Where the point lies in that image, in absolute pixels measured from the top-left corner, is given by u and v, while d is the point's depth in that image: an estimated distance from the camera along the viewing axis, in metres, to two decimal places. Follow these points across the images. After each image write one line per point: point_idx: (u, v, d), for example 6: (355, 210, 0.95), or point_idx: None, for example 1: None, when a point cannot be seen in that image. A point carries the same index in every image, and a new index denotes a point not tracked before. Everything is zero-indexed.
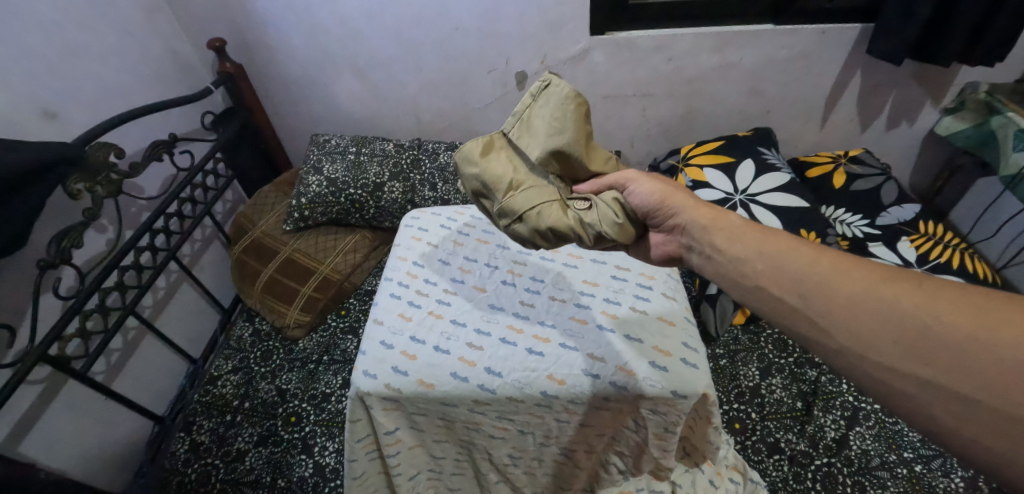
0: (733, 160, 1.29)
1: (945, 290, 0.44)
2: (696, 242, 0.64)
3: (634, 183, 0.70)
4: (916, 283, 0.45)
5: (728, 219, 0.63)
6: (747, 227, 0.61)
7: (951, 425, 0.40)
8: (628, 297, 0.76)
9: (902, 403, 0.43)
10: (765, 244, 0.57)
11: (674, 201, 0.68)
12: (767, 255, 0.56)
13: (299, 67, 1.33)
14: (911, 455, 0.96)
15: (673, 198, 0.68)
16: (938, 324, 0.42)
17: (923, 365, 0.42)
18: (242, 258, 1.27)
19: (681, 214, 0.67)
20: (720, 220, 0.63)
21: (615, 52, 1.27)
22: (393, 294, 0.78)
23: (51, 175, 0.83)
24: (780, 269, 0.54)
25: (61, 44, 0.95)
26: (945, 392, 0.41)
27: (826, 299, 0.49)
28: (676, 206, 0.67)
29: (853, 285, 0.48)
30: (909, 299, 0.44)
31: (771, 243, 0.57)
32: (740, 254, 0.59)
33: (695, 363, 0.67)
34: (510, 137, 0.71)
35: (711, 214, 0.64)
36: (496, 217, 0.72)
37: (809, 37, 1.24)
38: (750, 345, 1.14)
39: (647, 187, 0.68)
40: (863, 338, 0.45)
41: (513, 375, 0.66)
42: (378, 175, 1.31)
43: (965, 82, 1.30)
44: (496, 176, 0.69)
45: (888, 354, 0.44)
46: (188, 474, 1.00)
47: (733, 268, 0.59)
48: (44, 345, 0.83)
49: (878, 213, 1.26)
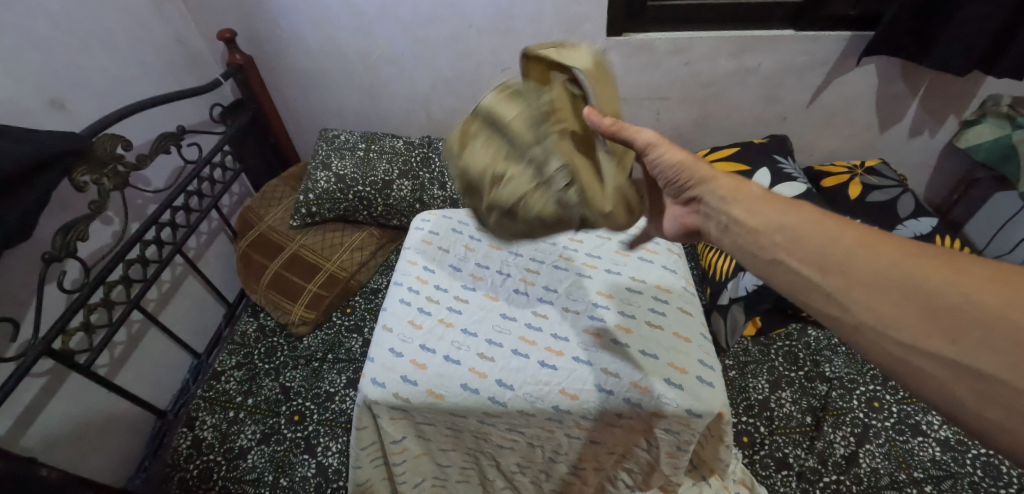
0: (748, 168, 1.27)
1: (975, 269, 0.43)
2: (715, 213, 0.63)
3: (655, 149, 0.65)
4: (945, 260, 0.44)
5: (750, 190, 0.61)
6: (768, 198, 0.59)
7: (975, 407, 0.40)
8: (643, 310, 0.74)
9: (924, 384, 0.43)
10: (787, 215, 0.56)
11: (695, 172, 0.65)
12: (788, 228, 0.54)
13: (310, 60, 1.31)
14: (922, 475, 0.94)
15: (695, 169, 0.65)
16: (968, 303, 0.41)
17: (956, 366, 0.41)
18: (248, 253, 1.24)
19: (700, 184, 0.65)
20: (741, 190, 0.62)
21: (632, 54, 1.25)
22: (402, 300, 0.76)
23: (57, 166, 0.82)
24: (802, 250, 0.52)
25: (68, 32, 0.93)
26: (969, 372, 0.40)
27: (849, 272, 0.48)
28: (696, 175, 0.65)
29: (880, 260, 0.47)
30: (938, 275, 0.43)
31: (793, 216, 0.55)
32: (758, 226, 0.57)
33: (711, 381, 0.65)
34: (489, 119, 0.64)
35: (731, 186, 0.63)
36: (483, 212, 0.68)
37: (831, 45, 1.21)
38: (760, 357, 1.13)
39: (669, 157, 0.66)
40: (889, 314, 0.45)
41: (526, 389, 0.65)
42: (386, 173, 1.29)
43: (986, 94, 1.27)
44: (478, 170, 0.64)
45: (917, 334, 0.43)
46: (189, 471, 1.00)
47: (753, 243, 0.57)
48: (47, 339, 0.82)
49: (893, 226, 1.23)
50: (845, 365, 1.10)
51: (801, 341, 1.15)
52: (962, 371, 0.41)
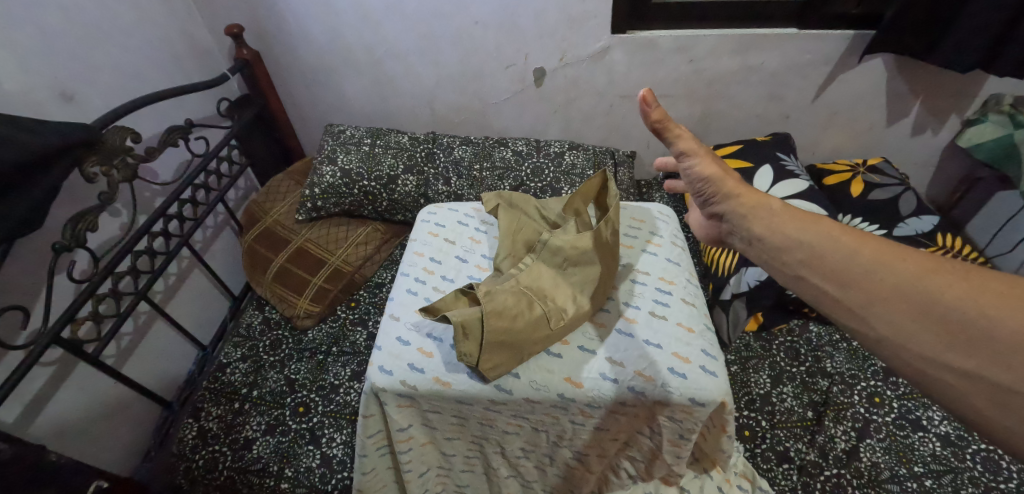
0: (751, 165, 1.28)
1: (992, 284, 0.43)
2: (735, 229, 0.61)
3: (689, 158, 0.62)
4: (962, 274, 0.45)
5: (769, 208, 0.58)
6: (788, 213, 0.57)
7: (985, 410, 0.42)
8: (647, 301, 0.75)
9: (938, 391, 0.44)
10: (807, 230, 0.54)
11: (721, 186, 0.62)
12: (808, 244, 0.53)
13: (316, 57, 1.32)
14: (922, 469, 0.94)
15: (720, 183, 0.62)
16: (983, 319, 0.42)
17: (963, 359, 0.43)
18: (254, 246, 1.26)
19: (722, 201, 0.62)
20: (760, 209, 0.59)
21: (635, 51, 1.26)
22: (409, 290, 0.77)
23: (69, 157, 0.83)
24: (822, 264, 0.51)
25: (80, 26, 0.94)
26: (989, 385, 0.41)
27: (870, 290, 0.48)
28: (720, 192, 0.62)
29: (901, 276, 0.47)
30: (956, 292, 0.44)
31: (813, 231, 0.54)
32: (780, 243, 0.56)
33: (714, 370, 0.66)
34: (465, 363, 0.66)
35: (753, 202, 0.60)
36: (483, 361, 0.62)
37: (833, 43, 1.22)
38: (762, 352, 1.14)
39: (699, 169, 0.62)
40: (902, 326, 0.46)
41: (532, 377, 0.66)
42: (392, 168, 1.30)
43: (988, 94, 1.29)
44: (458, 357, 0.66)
45: (933, 345, 0.44)
46: (196, 461, 1.01)
47: (773, 259, 0.56)
48: (57, 327, 0.83)
49: (895, 224, 1.24)
50: (846, 361, 1.11)
51: (802, 337, 1.16)
52: (979, 383, 0.42)
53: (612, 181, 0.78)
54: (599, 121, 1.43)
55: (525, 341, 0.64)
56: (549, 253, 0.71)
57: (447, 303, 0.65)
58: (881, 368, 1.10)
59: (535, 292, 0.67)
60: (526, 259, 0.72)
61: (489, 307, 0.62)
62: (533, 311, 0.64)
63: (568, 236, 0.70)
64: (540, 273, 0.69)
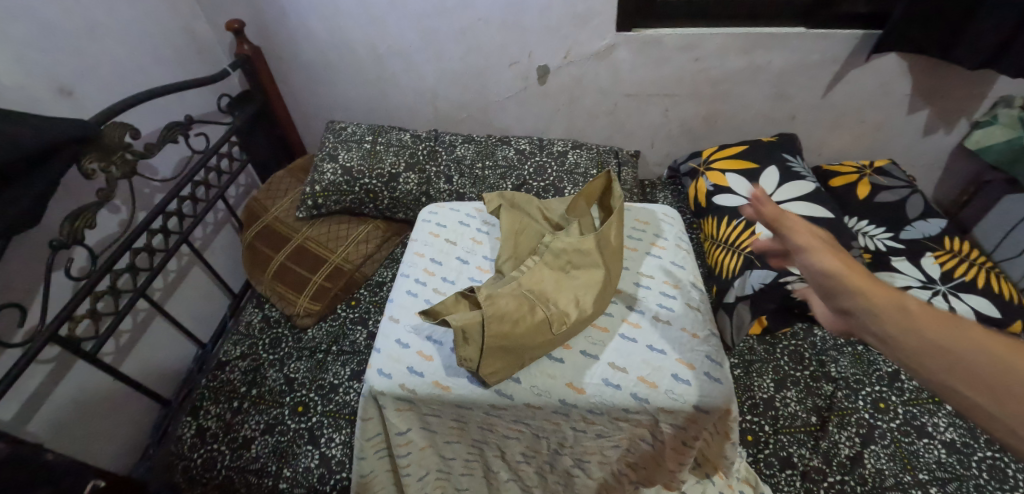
0: (757, 166, 1.26)
1: None
2: (876, 341, 0.49)
3: (806, 253, 0.56)
4: None
5: (913, 314, 0.47)
6: (938, 321, 0.46)
7: None
8: (651, 305, 0.74)
9: None
10: (968, 342, 0.44)
11: (847, 286, 0.52)
12: (975, 363, 0.42)
13: (318, 53, 1.31)
14: (927, 477, 0.93)
15: (848, 283, 0.52)
16: None
17: None
18: (254, 244, 1.25)
19: (854, 305, 0.51)
20: (908, 319, 0.47)
21: (641, 50, 1.24)
22: (409, 291, 0.76)
23: (67, 152, 0.82)
24: (997, 389, 0.41)
25: (79, 20, 0.93)
26: None
27: None
28: (852, 293, 0.51)
29: None
30: None
31: (978, 342, 0.43)
32: (937, 361, 0.44)
33: (719, 377, 0.65)
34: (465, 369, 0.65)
35: (894, 309, 0.48)
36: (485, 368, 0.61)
37: (841, 42, 1.20)
38: (766, 356, 1.12)
39: (821, 264, 0.55)
40: None
41: (533, 382, 0.65)
42: (393, 165, 1.29)
43: (998, 96, 1.27)
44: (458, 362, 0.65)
45: None
46: (194, 459, 1.00)
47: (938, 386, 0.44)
48: (54, 325, 0.83)
49: (902, 227, 1.23)
50: (851, 366, 1.10)
51: (807, 341, 1.15)
52: None
53: (616, 181, 0.77)
54: (603, 120, 1.42)
55: (527, 346, 0.62)
56: (552, 256, 0.70)
57: (448, 306, 0.64)
58: (886, 373, 1.09)
59: (537, 295, 0.66)
60: (528, 261, 0.70)
61: (489, 311, 0.60)
62: (535, 315, 0.63)
63: (571, 239, 0.70)
64: (543, 276, 0.68)
